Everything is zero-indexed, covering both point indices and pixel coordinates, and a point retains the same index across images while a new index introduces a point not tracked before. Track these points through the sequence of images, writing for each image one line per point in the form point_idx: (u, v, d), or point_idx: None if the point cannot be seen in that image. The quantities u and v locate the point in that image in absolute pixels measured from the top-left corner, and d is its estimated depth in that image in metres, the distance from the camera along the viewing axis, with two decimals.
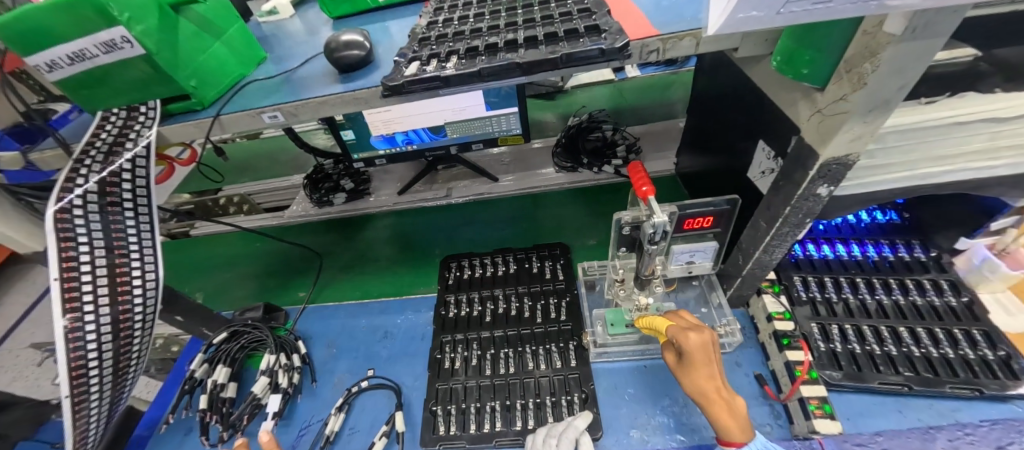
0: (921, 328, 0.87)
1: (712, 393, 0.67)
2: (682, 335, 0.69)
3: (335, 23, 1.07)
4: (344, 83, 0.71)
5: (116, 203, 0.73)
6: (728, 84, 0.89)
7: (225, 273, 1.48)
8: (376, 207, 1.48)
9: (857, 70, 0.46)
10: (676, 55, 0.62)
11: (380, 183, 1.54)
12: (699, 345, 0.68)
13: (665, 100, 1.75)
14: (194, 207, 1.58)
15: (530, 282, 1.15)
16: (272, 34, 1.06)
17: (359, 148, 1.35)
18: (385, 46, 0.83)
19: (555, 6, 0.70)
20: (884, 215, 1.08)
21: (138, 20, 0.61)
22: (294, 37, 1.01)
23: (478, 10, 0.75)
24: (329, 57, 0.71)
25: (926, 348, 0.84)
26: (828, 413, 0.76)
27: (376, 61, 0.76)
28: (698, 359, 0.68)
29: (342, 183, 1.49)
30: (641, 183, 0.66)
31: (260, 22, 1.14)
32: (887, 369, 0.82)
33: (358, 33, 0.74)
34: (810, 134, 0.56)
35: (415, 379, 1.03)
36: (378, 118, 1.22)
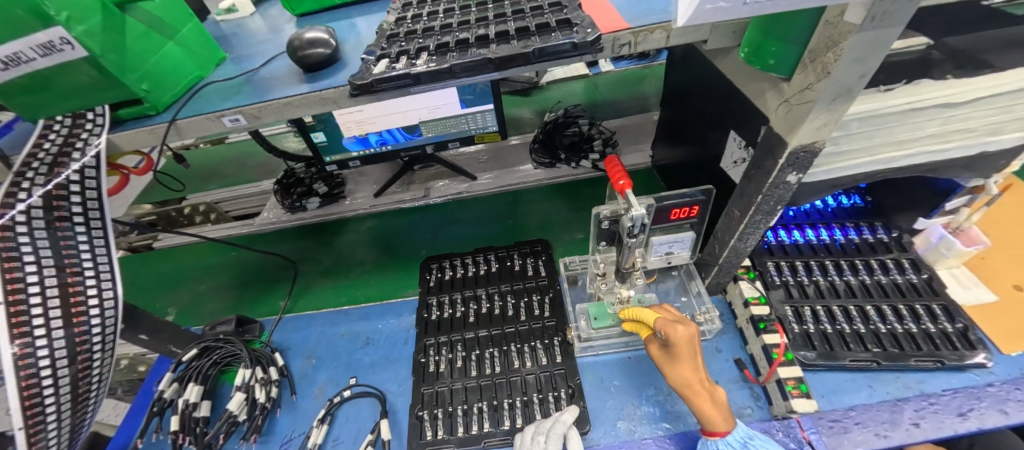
0: (887, 306, 0.91)
1: (696, 384, 0.69)
2: (673, 327, 0.70)
3: (299, 21, 1.03)
4: (310, 83, 0.68)
5: (65, 218, 0.69)
6: (698, 76, 0.90)
7: (195, 286, 1.41)
8: (353, 210, 1.45)
9: (821, 60, 0.47)
10: (647, 48, 0.62)
11: (354, 186, 1.50)
12: (686, 337, 0.70)
13: (638, 94, 1.78)
14: (156, 218, 1.50)
15: (513, 280, 1.14)
16: (231, 34, 1.01)
17: (330, 150, 1.31)
18: (352, 43, 0.81)
19: (525, 1, 0.69)
20: (848, 199, 1.12)
21: (79, 20, 0.56)
22: (256, 36, 0.97)
23: (447, 6, 0.73)
24: (293, 56, 0.68)
25: (891, 324, 0.88)
26: (804, 392, 0.79)
27: (343, 59, 0.73)
28: (685, 352, 0.69)
29: (315, 186, 1.44)
30: (618, 177, 0.67)
31: (218, 21, 1.08)
32: (857, 346, 0.86)
33: (323, 30, 0.71)
34: (779, 124, 0.57)
35: (399, 385, 1.01)
36: (350, 119, 1.19)
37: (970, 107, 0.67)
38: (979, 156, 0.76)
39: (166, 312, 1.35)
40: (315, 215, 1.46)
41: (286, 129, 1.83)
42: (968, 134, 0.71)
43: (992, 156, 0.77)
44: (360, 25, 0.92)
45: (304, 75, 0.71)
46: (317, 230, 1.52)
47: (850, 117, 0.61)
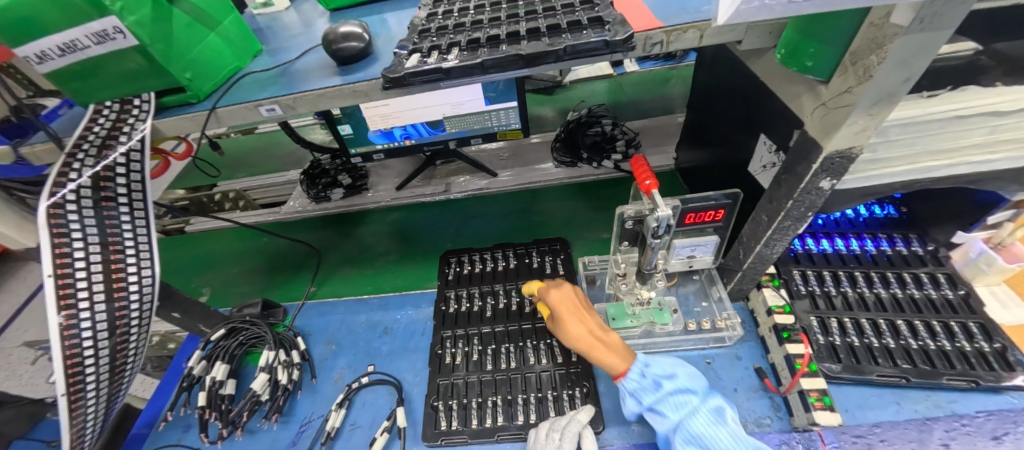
0: (919, 321, 0.87)
1: (585, 340, 0.80)
2: (546, 296, 0.88)
3: (332, 15, 1.05)
4: (343, 76, 0.70)
5: (110, 198, 0.72)
6: (729, 77, 0.89)
7: (225, 269, 1.47)
8: (374, 203, 1.49)
9: (862, 62, 0.46)
10: (679, 48, 0.61)
11: (378, 178, 1.53)
12: (560, 301, 0.86)
13: (664, 95, 1.75)
14: (189, 203, 1.56)
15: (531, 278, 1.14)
16: (267, 27, 1.04)
17: (356, 143, 1.33)
18: (384, 38, 0.82)
19: None
20: (882, 209, 1.08)
21: (131, 10, 0.59)
22: (290, 30, 1.00)
23: (478, 3, 0.74)
24: (327, 49, 0.70)
25: (923, 340, 0.84)
26: (828, 405, 0.77)
27: (375, 53, 0.75)
28: (563, 310, 0.85)
29: (339, 178, 1.48)
30: (645, 176, 0.67)
31: (255, 14, 1.12)
32: (885, 361, 0.83)
33: (357, 24, 0.72)
34: (814, 128, 0.55)
35: (415, 375, 1.02)
36: (376, 112, 1.21)
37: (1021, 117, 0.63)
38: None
39: (199, 291, 1.41)
40: (339, 206, 1.49)
41: (314, 121, 1.88)
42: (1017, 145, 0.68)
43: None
44: (391, 20, 0.94)
45: (337, 68, 0.72)
46: (340, 220, 1.55)
47: (890, 122, 0.59)
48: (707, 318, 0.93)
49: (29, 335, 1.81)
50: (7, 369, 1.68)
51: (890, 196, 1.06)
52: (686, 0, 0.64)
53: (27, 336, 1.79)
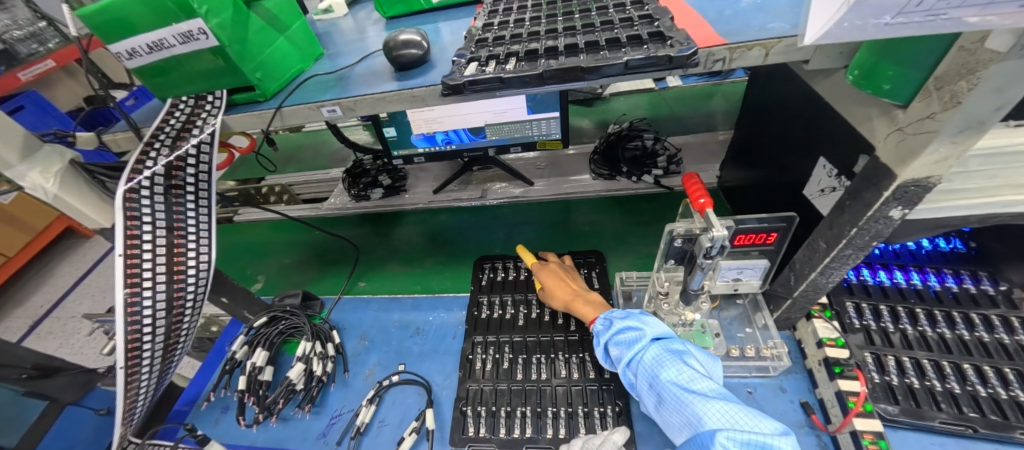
0: (989, 367, 0.80)
1: (570, 300, 0.97)
2: (539, 268, 1.06)
3: (388, 22, 1.10)
4: (400, 81, 0.72)
5: (179, 186, 0.77)
6: (786, 97, 0.86)
7: (273, 259, 1.54)
8: (412, 204, 1.50)
9: (949, 88, 0.43)
10: (741, 65, 0.60)
11: (417, 180, 1.56)
12: (550, 271, 1.04)
13: (708, 111, 1.71)
14: (239, 194, 1.64)
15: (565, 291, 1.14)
16: (326, 32, 1.09)
17: (399, 145, 1.37)
18: (439, 46, 0.85)
19: (613, 12, 0.69)
20: (947, 243, 1.01)
21: (214, 14, 0.64)
22: (348, 35, 1.04)
23: (533, 15, 0.75)
24: (388, 55, 0.73)
25: (994, 388, 0.77)
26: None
27: (432, 60, 0.77)
28: (553, 282, 1.02)
29: (380, 178, 1.52)
30: (699, 195, 0.65)
31: (315, 20, 1.18)
32: (949, 407, 0.77)
33: (416, 32, 0.74)
34: (887, 154, 0.52)
35: (445, 378, 1.03)
36: (421, 117, 1.25)
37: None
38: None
39: (251, 279, 1.48)
40: (374, 205, 1.51)
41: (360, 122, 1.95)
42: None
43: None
44: (445, 29, 0.97)
45: (394, 73, 0.75)
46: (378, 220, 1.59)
47: (972, 152, 0.56)
48: (749, 345, 0.89)
49: (86, 308, 1.95)
50: (65, 337, 1.82)
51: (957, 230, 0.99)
52: (749, 18, 0.62)
53: (85, 309, 1.93)
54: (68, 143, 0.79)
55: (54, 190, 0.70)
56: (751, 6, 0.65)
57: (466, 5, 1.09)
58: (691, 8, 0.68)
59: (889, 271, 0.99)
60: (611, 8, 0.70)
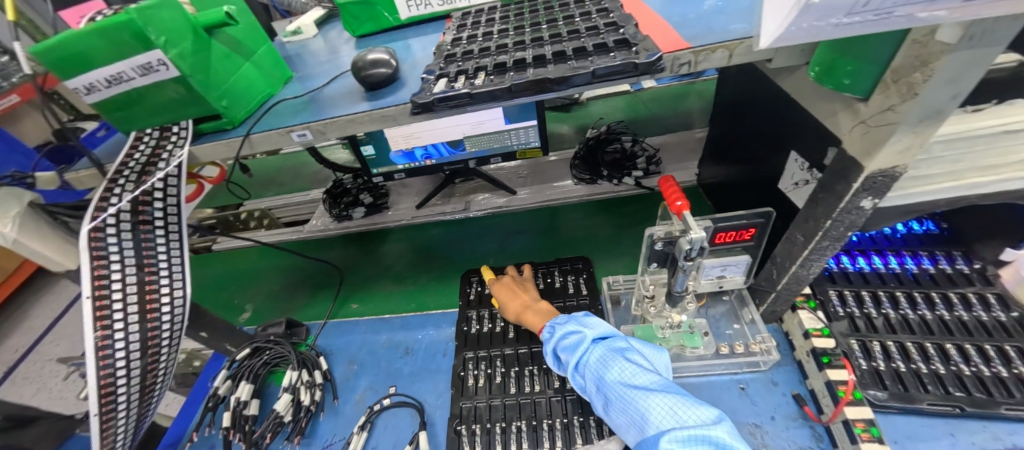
0: (970, 345, 0.82)
1: (519, 312, 0.99)
2: (495, 283, 1.10)
3: (358, 41, 1.09)
4: (371, 101, 0.71)
5: (148, 221, 0.74)
6: (755, 94, 0.87)
7: (256, 287, 1.50)
8: (395, 221, 1.48)
9: (906, 80, 0.44)
10: (708, 67, 0.60)
11: (399, 197, 1.54)
12: (503, 285, 1.08)
13: (684, 110, 1.74)
14: (216, 222, 1.60)
15: (554, 300, 1.14)
16: (296, 54, 1.08)
17: (378, 163, 1.35)
18: (410, 63, 0.84)
19: (579, 21, 0.70)
20: (921, 225, 1.03)
21: (174, 44, 0.63)
22: (319, 56, 1.03)
23: (501, 27, 0.76)
24: (357, 75, 0.72)
25: (976, 366, 0.79)
26: (876, 436, 0.71)
27: (402, 78, 0.76)
28: (505, 295, 1.06)
29: (361, 197, 1.50)
30: (675, 197, 0.66)
31: (284, 42, 1.16)
32: (935, 388, 0.78)
33: (384, 51, 0.74)
34: (854, 145, 0.54)
35: (437, 397, 1.01)
36: (398, 132, 1.24)
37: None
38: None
39: (234, 309, 1.44)
40: (358, 224, 1.49)
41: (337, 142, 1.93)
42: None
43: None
44: (416, 45, 0.96)
45: (365, 93, 0.74)
46: (361, 239, 1.56)
47: (935, 139, 0.57)
48: (738, 341, 0.90)
49: (62, 350, 1.87)
50: (41, 382, 1.75)
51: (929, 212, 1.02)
52: (712, 21, 0.64)
53: (60, 351, 1.85)
54: (27, 185, 0.76)
55: (14, 236, 0.67)
56: (713, 9, 0.66)
57: (436, 20, 1.09)
58: (654, 14, 0.69)
59: (867, 257, 1.01)
60: (578, 18, 0.71)
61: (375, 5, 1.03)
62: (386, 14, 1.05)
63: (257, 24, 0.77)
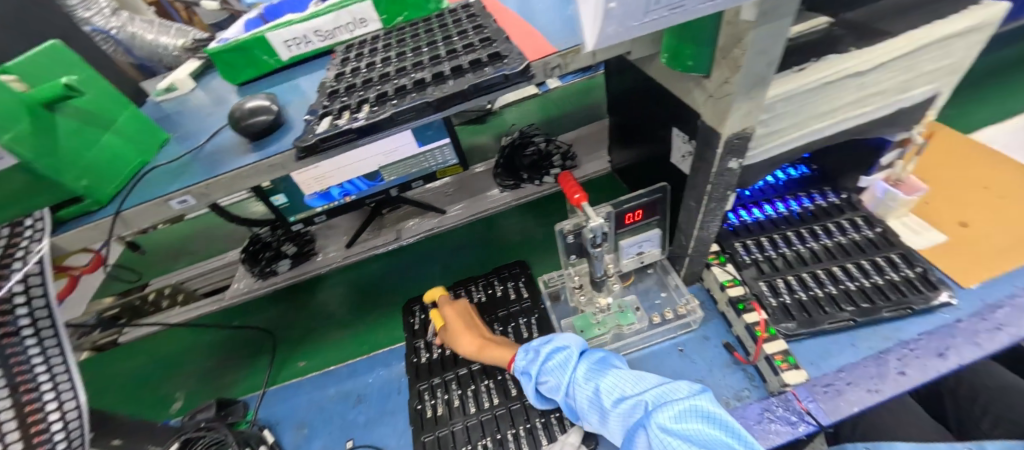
0: (850, 264, 0.95)
1: (475, 347, 0.96)
2: (445, 314, 1.05)
3: (240, 89, 1.04)
4: (258, 152, 0.68)
5: (12, 332, 0.64)
6: (635, 81, 0.95)
7: (177, 372, 1.35)
8: (325, 266, 1.39)
9: (731, 55, 0.51)
10: (578, 67, 0.65)
11: (323, 240, 1.47)
12: (454, 317, 1.03)
13: (588, 104, 1.84)
14: (120, 310, 1.42)
15: (497, 311, 1.15)
16: (173, 112, 0.99)
17: (293, 210, 1.28)
18: (295, 105, 0.82)
19: (458, 40, 0.72)
20: (797, 170, 1.16)
21: (5, 128, 0.55)
22: (199, 111, 0.96)
23: (386, 54, 0.76)
24: (236, 127, 0.69)
25: (858, 281, 0.92)
26: (792, 363, 0.82)
27: (287, 122, 0.74)
28: (458, 328, 1.00)
29: (284, 249, 1.39)
30: (573, 191, 0.71)
31: (156, 100, 1.05)
32: (833, 308, 0.89)
33: (263, 97, 0.71)
34: (709, 115, 0.61)
35: (399, 438, 0.97)
36: (308, 175, 1.17)
37: (876, 71, 0.74)
38: (897, 111, 0.85)
39: (156, 400, 1.28)
40: (286, 278, 1.40)
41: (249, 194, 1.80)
42: (881, 96, 0.81)
43: (908, 113, 0.86)
44: (303, 84, 0.94)
45: (250, 143, 0.70)
46: (290, 294, 1.47)
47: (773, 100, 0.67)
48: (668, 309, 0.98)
49: None
50: None
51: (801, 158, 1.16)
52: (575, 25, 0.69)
53: None
54: None
55: None
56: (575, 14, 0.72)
57: (322, 57, 1.07)
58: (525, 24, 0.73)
59: (761, 206, 1.13)
60: (456, 36, 0.73)
61: (251, 49, 0.98)
62: (266, 57, 1.01)
63: (111, 89, 0.71)
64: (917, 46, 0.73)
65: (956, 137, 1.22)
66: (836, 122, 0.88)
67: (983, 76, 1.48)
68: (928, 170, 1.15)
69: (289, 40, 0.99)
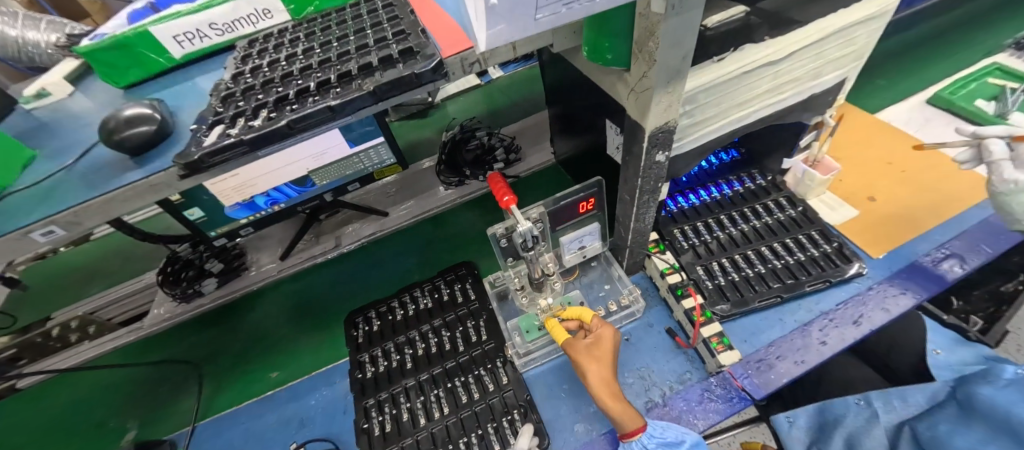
0: (778, 242, 0.88)
1: (613, 385, 0.66)
2: (595, 329, 0.71)
3: (127, 94, 0.77)
4: (90, 173, 0.59)
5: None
6: (513, 48, 0.55)
7: (47, 443, 0.96)
8: (258, 282, 1.09)
9: (646, 49, 0.44)
10: (381, 79, 0.53)
11: (256, 253, 1.14)
12: (607, 341, 0.69)
13: (534, 92, 1.43)
14: (18, 351, 1.02)
15: (430, 366, 0.86)
16: (45, 123, 0.72)
17: (212, 225, 0.89)
18: (188, 109, 0.68)
19: (353, 40, 0.62)
20: (726, 154, 1.04)
21: None
22: (80, 119, 0.72)
23: (223, 78, 0.66)
24: (110, 139, 0.58)
25: (784, 259, 0.85)
26: (728, 346, 0.75)
27: (179, 131, 0.64)
28: (598, 349, 0.69)
29: (207, 266, 1.06)
30: (502, 193, 0.65)
31: (26, 109, 0.75)
32: (761, 286, 0.82)
33: (144, 104, 0.61)
34: (633, 110, 0.53)
35: (246, 438, 0.87)
36: (222, 184, 0.78)
37: (760, 73, 0.60)
38: (811, 97, 0.73)
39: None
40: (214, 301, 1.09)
41: (158, 208, 1.35)
42: (794, 84, 0.67)
43: (827, 90, 0.74)
44: (203, 87, 0.73)
45: (131, 160, 0.60)
46: (217, 316, 1.12)
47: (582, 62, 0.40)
48: (567, 377, 0.82)
49: None
50: None
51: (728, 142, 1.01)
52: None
53: None
54: None
55: None
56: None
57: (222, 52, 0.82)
58: (237, 84, 0.62)
59: (692, 194, 0.99)
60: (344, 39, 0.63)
61: (132, 46, 0.73)
62: (151, 54, 0.75)
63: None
64: (791, 51, 0.60)
65: (866, 119, 1.11)
66: (747, 116, 0.67)
67: (887, 61, 1.31)
68: (881, 153, 1.02)
69: (179, 34, 0.74)
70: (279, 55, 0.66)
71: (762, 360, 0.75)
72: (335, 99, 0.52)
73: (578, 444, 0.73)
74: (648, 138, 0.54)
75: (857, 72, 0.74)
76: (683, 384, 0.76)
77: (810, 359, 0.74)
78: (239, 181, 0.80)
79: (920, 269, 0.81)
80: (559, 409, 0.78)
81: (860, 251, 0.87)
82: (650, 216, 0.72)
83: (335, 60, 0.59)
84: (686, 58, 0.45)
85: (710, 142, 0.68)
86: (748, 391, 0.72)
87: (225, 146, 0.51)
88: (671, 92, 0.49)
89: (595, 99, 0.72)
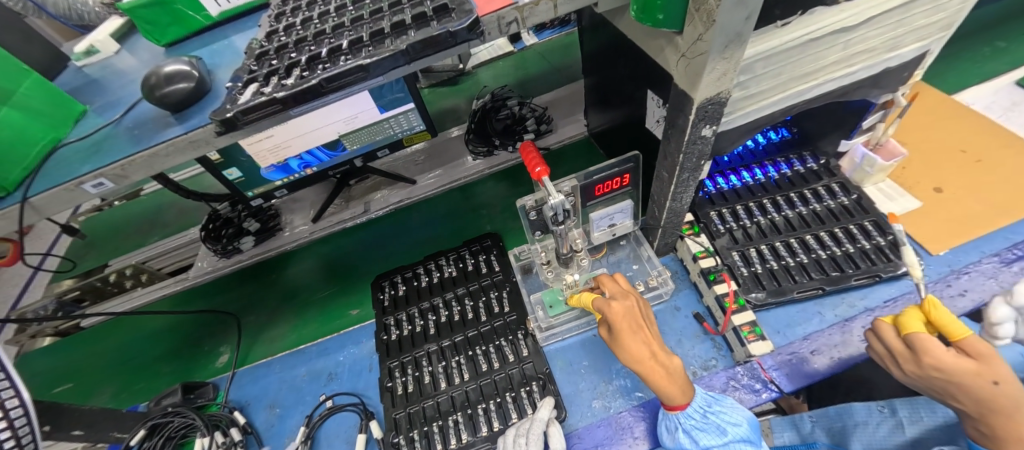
0: (824, 232, 0.82)
1: (647, 359, 0.58)
2: (606, 308, 0.63)
3: (168, 51, 0.78)
4: (134, 130, 0.60)
5: None
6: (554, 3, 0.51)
7: (140, 374, 1.03)
8: (291, 243, 1.13)
9: (704, 8, 0.40)
10: (412, 38, 0.50)
11: (290, 214, 1.16)
12: (622, 318, 0.61)
13: (570, 60, 1.36)
14: (82, 293, 1.10)
15: (452, 333, 0.88)
16: (95, 79, 0.75)
17: (249, 186, 0.90)
18: (223, 69, 0.68)
19: None
20: (775, 133, 0.97)
21: None
22: (128, 76, 0.74)
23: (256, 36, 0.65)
24: (151, 96, 0.59)
25: (829, 250, 0.80)
26: (760, 335, 0.72)
27: (215, 90, 0.64)
28: (623, 326, 0.61)
29: (244, 225, 1.10)
30: (534, 164, 0.62)
31: (78, 66, 0.78)
32: (801, 277, 0.78)
33: (183, 61, 0.61)
34: (682, 79, 0.50)
35: (280, 385, 0.92)
36: (259, 146, 0.80)
37: (830, 41, 0.54)
38: (883, 71, 0.65)
39: (89, 395, 1.01)
40: (252, 257, 1.13)
41: (201, 168, 1.41)
42: (864, 55, 0.60)
43: (905, 64, 0.66)
44: (238, 46, 0.72)
45: (171, 116, 0.61)
46: (254, 273, 1.16)
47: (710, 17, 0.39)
48: (591, 354, 0.81)
49: None
50: None
51: (778, 121, 0.95)
52: None
53: None
54: None
55: None
56: None
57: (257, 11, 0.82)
58: (271, 42, 0.61)
59: (733, 175, 0.93)
60: None
61: (171, 3, 0.72)
62: (189, 12, 0.75)
63: (5, 56, 0.57)
64: (868, 16, 0.53)
65: (942, 100, 1.00)
66: (810, 89, 0.61)
67: (974, 34, 1.16)
68: (953, 138, 0.93)
69: None
70: (311, 13, 0.64)
71: (794, 353, 0.71)
72: (366, 58, 0.50)
73: (596, 419, 0.73)
74: (696, 110, 0.50)
75: (942, 45, 0.66)
76: (707, 370, 0.74)
77: (848, 355, 0.70)
78: (274, 143, 0.81)
79: (985, 269, 0.73)
80: (578, 385, 0.78)
81: (920, 248, 0.79)
82: (688, 195, 0.68)
83: (368, 18, 0.57)
84: (750, 18, 0.41)
85: (761, 120, 0.63)
86: (777, 383, 0.69)
87: (258, 104, 0.51)
88: (728, 59, 0.44)
89: (638, 68, 0.67)
